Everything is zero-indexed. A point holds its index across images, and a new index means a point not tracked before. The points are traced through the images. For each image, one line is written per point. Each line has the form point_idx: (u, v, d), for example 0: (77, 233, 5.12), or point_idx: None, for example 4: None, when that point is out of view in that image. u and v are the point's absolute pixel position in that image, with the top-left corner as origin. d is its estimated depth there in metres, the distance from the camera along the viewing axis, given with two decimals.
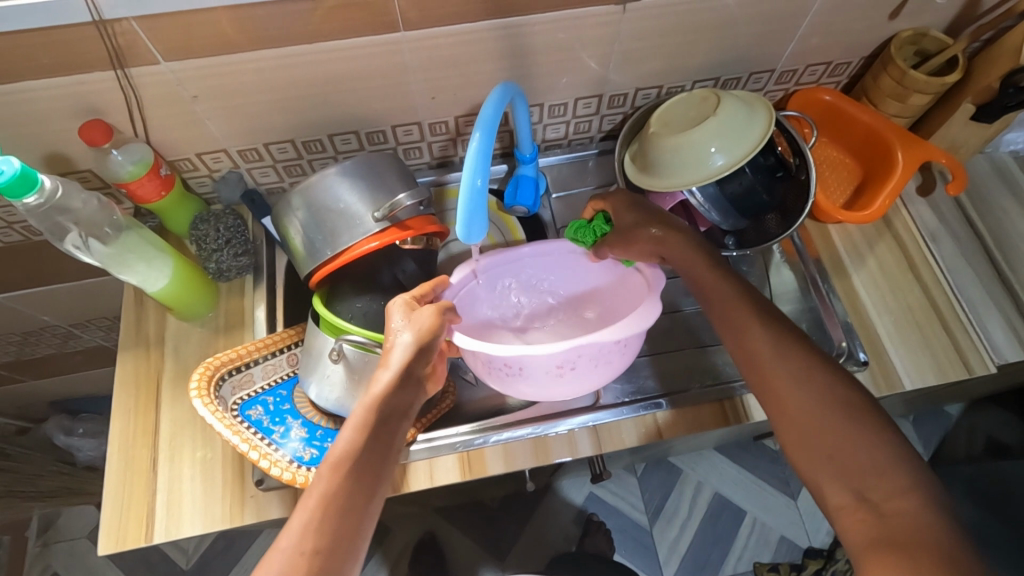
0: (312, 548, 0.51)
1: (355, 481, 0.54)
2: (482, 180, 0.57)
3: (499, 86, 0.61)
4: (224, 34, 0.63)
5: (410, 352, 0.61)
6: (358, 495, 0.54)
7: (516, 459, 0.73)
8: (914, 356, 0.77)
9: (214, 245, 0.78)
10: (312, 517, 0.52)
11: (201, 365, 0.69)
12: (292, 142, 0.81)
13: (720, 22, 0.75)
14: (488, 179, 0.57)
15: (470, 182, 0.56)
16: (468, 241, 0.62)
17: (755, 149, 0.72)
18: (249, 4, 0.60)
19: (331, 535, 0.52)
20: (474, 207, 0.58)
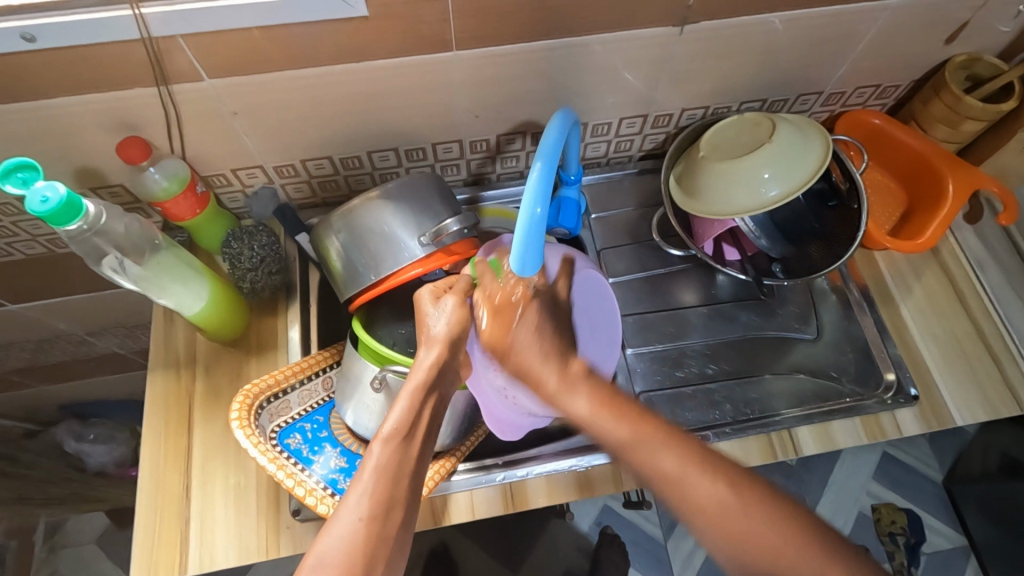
0: (370, 513, 0.50)
1: (398, 458, 0.54)
2: (542, 208, 0.53)
3: (560, 113, 0.58)
4: (265, 50, 0.61)
5: (447, 341, 0.61)
6: (408, 474, 0.54)
7: (560, 492, 0.71)
8: (964, 391, 0.76)
9: (248, 264, 0.75)
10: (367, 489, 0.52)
11: (241, 393, 0.67)
12: (329, 158, 0.78)
13: (775, 44, 0.73)
14: (548, 207, 0.53)
15: (531, 207, 0.52)
16: (519, 273, 0.57)
17: (812, 179, 0.70)
18: (301, 22, 0.58)
19: (386, 503, 0.51)
20: (533, 236, 0.54)
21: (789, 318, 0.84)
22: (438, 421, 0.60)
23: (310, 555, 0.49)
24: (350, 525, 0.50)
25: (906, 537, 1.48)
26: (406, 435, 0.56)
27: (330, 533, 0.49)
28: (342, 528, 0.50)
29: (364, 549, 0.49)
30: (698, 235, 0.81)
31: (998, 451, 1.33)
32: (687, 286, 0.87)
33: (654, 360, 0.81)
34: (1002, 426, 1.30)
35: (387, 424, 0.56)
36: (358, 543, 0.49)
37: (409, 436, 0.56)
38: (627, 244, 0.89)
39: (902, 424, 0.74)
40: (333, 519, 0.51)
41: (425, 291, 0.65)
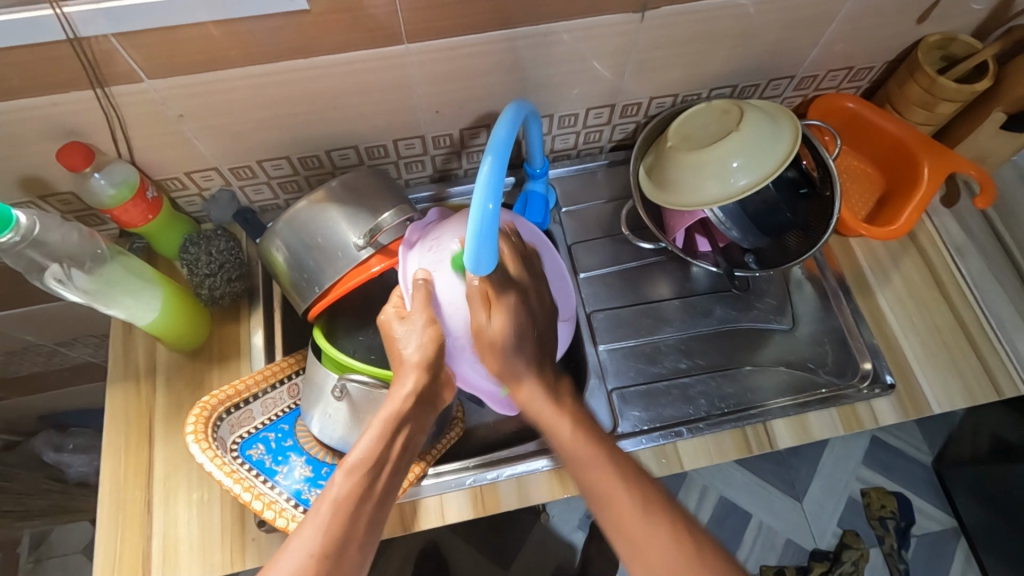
0: (322, 551, 0.50)
1: (360, 495, 0.54)
2: (494, 204, 0.51)
3: (512, 106, 0.56)
4: (208, 49, 0.58)
5: (422, 365, 0.59)
6: (368, 508, 0.54)
7: (532, 494, 0.70)
8: (942, 379, 0.74)
9: (205, 270, 0.73)
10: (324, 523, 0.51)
11: (198, 406, 0.64)
12: (287, 159, 0.76)
13: (742, 28, 0.71)
14: (500, 203, 0.51)
15: (484, 198, 0.50)
16: (476, 274, 0.55)
17: (781, 166, 0.69)
18: (239, 18, 0.55)
19: (341, 540, 0.51)
20: (486, 233, 0.52)
21: (763, 311, 0.83)
22: (410, 454, 0.59)
23: None
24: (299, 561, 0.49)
25: (895, 520, 1.48)
26: (373, 466, 0.56)
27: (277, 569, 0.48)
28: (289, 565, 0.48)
29: None
30: (669, 228, 0.79)
31: (986, 433, 1.33)
32: (661, 279, 0.85)
33: (629, 356, 0.80)
34: (988, 407, 1.29)
35: (354, 453, 0.56)
36: None
37: (377, 467, 0.56)
38: (599, 238, 0.87)
39: (880, 414, 0.73)
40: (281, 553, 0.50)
41: (389, 311, 0.63)
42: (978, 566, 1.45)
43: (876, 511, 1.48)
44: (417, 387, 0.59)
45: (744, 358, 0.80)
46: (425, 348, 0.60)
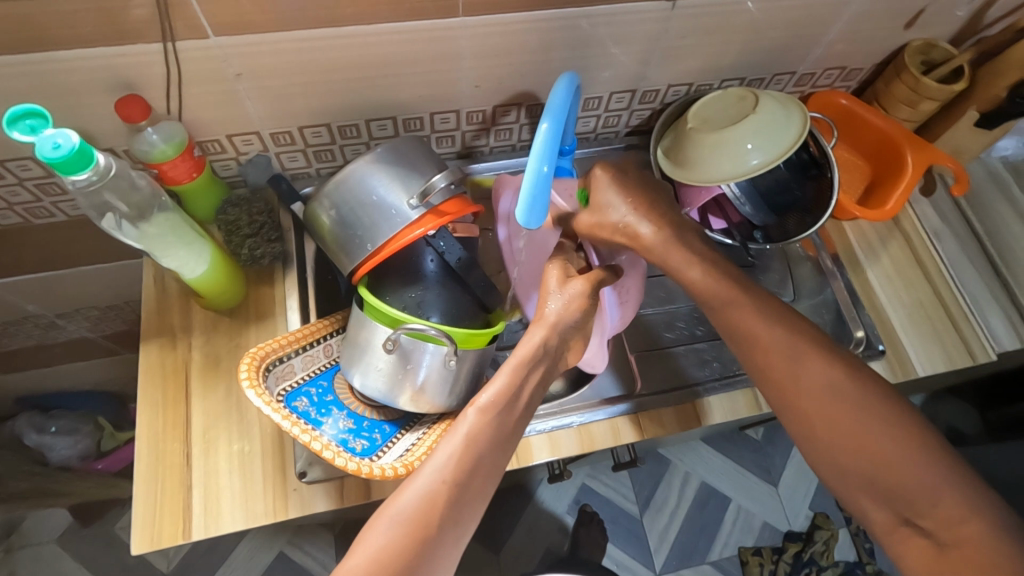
0: (454, 479, 0.52)
1: (487, 435, 0.55)
2: (548, 166, 0.55)
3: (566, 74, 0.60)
4: (240, 14, 0.60)
5: (554, 322, 0.63)
6: (495, 446, 0.55)
7: (563, 446, 0.74)
8: (925, 347, 0.83)
9: (247, 231, 0.76)
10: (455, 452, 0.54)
11: (248, 354, 0.65)
12: (327, 126, 0.78)
13: (761, 22, 0.78)
14: (554, 165, 0.55)
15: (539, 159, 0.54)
16: (524, 227, 0.59)
17: (790, 150, 0.75)
18: None
19: (470, 470, 0.53)
20: (535, 196, 0.56)
21: (771, 282, 0.90)
22: (536, 400, 0.61)
23: (387, 510, 0.51)
24: (431, 486, 0.51)
25: None
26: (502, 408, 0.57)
27: (408, 490, 0.51)
28: (422, 487, 0.51)
29: (435, 514, 0.51)
30: (684, 204, 0.84)
31: None
32: None
33: (645, 325, 0.85)
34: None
35: (484, 394, 0.58)
36: (433, 503, 0.51)
37: (505, 410, 0.57)
38: None
39: None
40: (414, 476, 0.53)
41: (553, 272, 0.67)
42: None
43: None
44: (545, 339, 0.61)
45: None
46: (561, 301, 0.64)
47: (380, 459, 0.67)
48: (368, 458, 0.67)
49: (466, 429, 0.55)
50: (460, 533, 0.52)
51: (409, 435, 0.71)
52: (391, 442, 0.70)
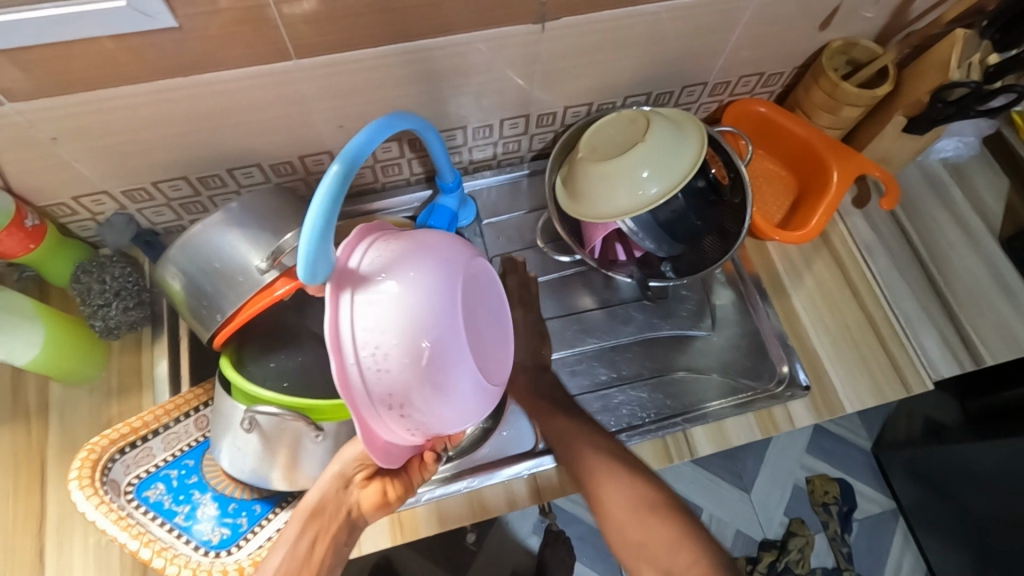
0: None
1: None
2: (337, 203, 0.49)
3: (385, 117, 0.55)
4: (119, 58, 0.55)
5: (330, 477, 0.63)
6: None
7: (451, 517, 0.69)
8: (852, 375, 0.77)
9: (99, 300, 0.70)
10: None
11: (85, 448, 0.61)
12: (185, 179, 0.72)
13: (649, 36, 0.71)
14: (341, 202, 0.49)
15: (328, 195, 0.48)
16: (310, 283, 0.50)
17: (688, 176, 0.69)
18: (140, 33, 0.52)
19: None
20: (326, 234, 0.48)
21: (686, 317, 0.83)
22: (329, 558, 0.60)
23: None
24: None
25: (838, 506, 1.49)
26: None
27: None
28: None
29: None
30: (586, 238, 0.77)
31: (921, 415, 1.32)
32: (585, 289, 0.84)
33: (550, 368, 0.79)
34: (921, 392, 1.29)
35: (267, 567, 0.59)
36: None
37: None
38: (520, 251, 0.86)
39: (795, 416, 0.75)
40: None
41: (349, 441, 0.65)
42: (916, 545, 1.48)
43: (819, 497, 1.49)
44: (322, 492, 0.62)
45: (672, 365, 0.80)
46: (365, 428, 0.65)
47: (234, 554, 0.62)
48: (222, 551, 0.62)
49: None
50: None
51: (281, 514, 0.66)
52: (257, 528, 0.64)
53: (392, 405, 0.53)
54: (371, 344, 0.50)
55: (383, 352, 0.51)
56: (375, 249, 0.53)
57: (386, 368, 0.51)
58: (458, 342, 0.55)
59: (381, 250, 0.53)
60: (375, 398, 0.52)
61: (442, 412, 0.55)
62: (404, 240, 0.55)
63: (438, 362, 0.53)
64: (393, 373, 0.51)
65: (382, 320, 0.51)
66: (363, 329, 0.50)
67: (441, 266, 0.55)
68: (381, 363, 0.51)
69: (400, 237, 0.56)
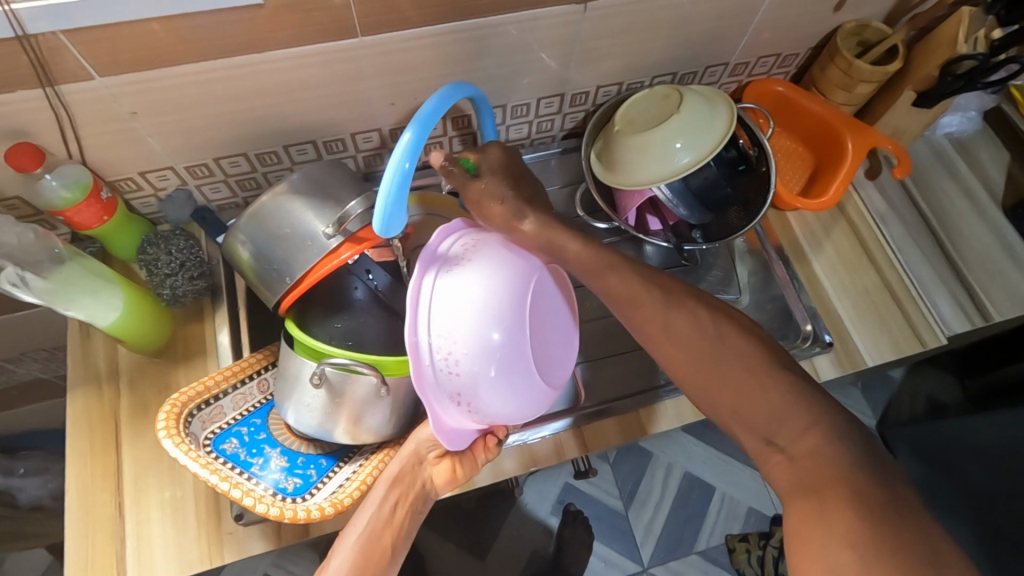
0: None
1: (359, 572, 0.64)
2: (410, 163, 0.55)
3: (452, 86, 0.60)
4: (158, 46, 0.59)
5: (410, 454, 0.68)
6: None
7: (505, 468, 0.73)
8: (874, 336, 0.82)
9: (166, 270, 0.73)
10: None
11: (168, 402, 0.64)
12: (244, 156, 0.76)
13: (680, 17, 0.76)
14: (416, 162, 0.55)
15: (402, 160, 0.54)
16: (383, 232, 0.58)
17: (718, 147, 0.74)
18: (189, 15, 0.56)
19: None
20: (400, 193, 0.55)
21: (713, 282, 0.88)
22: (408, 523, 0.68)
23: None
24: None
25: None
26: (370, 540, 0.65)
27: None
28: None
29: None
30: (621, 208, 0.82)
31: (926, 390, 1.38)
32: None
33: (588, 332, 0.83)
34: (925, 369, 1.35)
35: (353, 530, 0.66)
36: None
37: (369, 545, 0.65)
38: None
39: (820, 370, 0.80)
40: None
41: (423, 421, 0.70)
42: None
43: None
44: (403, 464, 0.68)
45: None
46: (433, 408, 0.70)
47: (310, 499, 0.66)
48: (298, 498, 0.66)
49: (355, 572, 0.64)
50: None
51: (346, 467, 0.70)
52: (326, 478, 0.68)
53: (464, 398, 0.61)
54: (444, 349, 0.58)
55: (455, 355, 0.58)
56: (449, 258, 0.61)
57: (459, 368, 0.59)
58: (522, 342, 0.62)
59: (455, 259, 0.61)
60: (446, 392, 0.60)
61: (500, 402, 0.62)
62: (483, 247, 0.62)
63: (505, 360, 0.60)
64: (467, 373, 0.59)
65: (460, 326, 0.58)
66: (435, 332, 0.58)
67: (510, 275, 0.62)
68: (453, 365, 0.59)
69: (470, 243, 0.62)
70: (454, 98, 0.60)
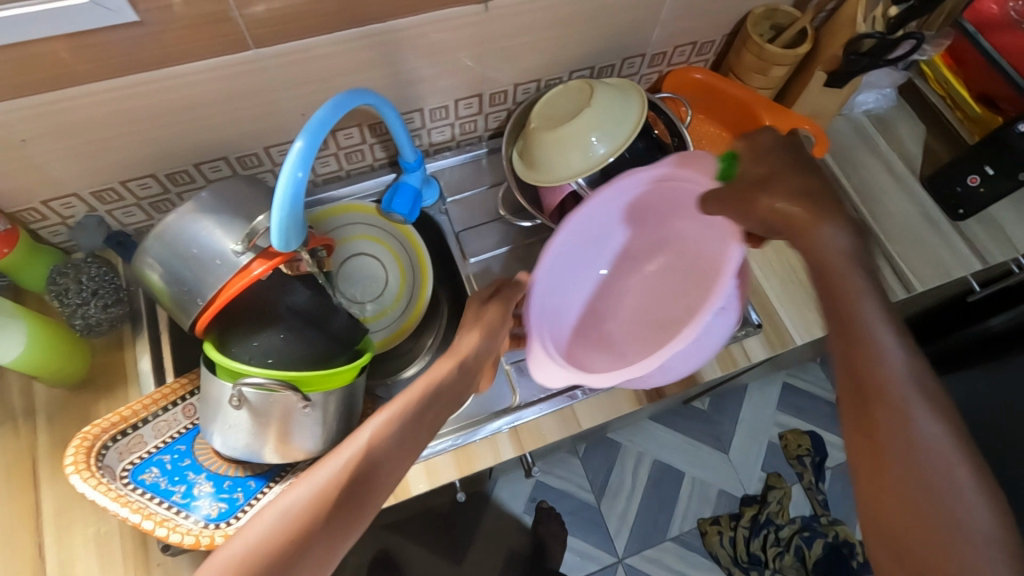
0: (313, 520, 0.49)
1: (360, 476, 0.52)
2: (303, 172, 0.54)
3: (344, 92, 0.59)
4: (68, 65, 0.57)
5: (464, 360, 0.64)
6: (362, 487, 0.52)
7: (442, 473, 0.72)
8: (801, 313, 0.83)
9: (77, 299, 0.71)
10: (315, 490, 0.51)
11: (78, 436, 0.62)
12: (154, 177, 0.74)
13: (588, 11, 0.76)
14: (310, 170, 0.54)
15: (296, 169, 0.54)
16: (284, 245, 0.58)
17: (634, 136, 0.75)
18: (98, 29, 0.54)
19: (331, 511, 0.50)
20: (295, 204, 0.55)
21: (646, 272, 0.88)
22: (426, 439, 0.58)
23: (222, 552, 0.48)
24: (272, 521, 0.49)
25: (811, 457, 1.56)
26: (388, 444, 0.55)
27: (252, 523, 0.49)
28: (266, 520, 0.49)
29: (275, 549, 0.47)
30: (545, 205, 0.84)
31: None
32: None
33: None
34: None
35: (365, 430, 0.56)
36: (272, 535, 0.48)
37: (388, 451, 0.54)
38: (484, 224, 0.90)
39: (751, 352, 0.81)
40: (264, 510, 0.50)
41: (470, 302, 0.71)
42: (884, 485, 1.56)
43: (793, 450, 1.57)
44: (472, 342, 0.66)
45: None
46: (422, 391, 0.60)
47: (235, 523, 0.64)
48: (222, 523, 0.64)
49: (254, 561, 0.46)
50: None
51: (276, 487, 0.68)
52: (254, 500, 0.67)
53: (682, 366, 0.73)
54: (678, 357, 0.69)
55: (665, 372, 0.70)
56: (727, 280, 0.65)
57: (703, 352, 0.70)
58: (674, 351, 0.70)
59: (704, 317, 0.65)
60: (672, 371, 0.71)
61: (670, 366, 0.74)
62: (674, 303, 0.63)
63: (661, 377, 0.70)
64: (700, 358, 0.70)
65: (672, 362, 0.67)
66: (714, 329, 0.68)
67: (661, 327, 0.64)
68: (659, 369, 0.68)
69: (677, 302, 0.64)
70: (351, 104, 0.59)
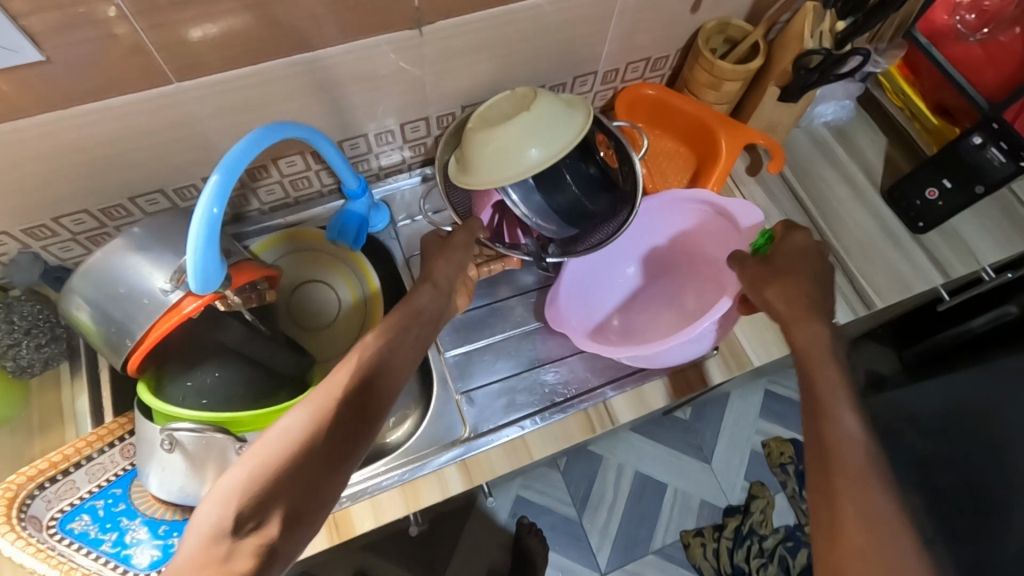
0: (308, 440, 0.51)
1: (345, 400, 0.55)
2: (220, 207, 0.52)
3: (266, 126, 0.57)
4: (4, 99, 0.56)
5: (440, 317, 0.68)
6: (348, 407, 0.54)
7: (388, 511, 0.71)
8: (758, 332, 0.82)
9: (8, 341, 0.69)
10: (305, 416, 0.52)
11: (1, 486, 0.61)
12: (86, 212, 0.72)
13: (530, 32, 0.74)
14: (227, 206, 0.52)
15: (212, 204, 0.52)
16: (205, 283, 0.56)
17: (572, 146, 0.72)
18: (23, 66, 0.54)
19: (324, 428, 0.52)
20: (211, 238, 0.53)
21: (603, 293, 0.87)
22: (405, 366, 0.61)
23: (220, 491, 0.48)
24: (266, 449, 0.50)
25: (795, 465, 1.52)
26: (365, 370, 0.58)
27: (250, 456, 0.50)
28: (259, 450, 0.50)
29: (279, 470, 0.49)
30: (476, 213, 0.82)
31: None
32: (506, 280, 0.87)
33: (476, 357, 0.82)
34: None
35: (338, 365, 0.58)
36: (273, 459, 0.49)
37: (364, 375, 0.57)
38: None
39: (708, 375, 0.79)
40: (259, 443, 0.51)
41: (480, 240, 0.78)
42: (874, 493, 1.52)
43: (776, 458, 1.51)
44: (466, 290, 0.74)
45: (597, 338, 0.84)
46: (365, 356, 0.59)
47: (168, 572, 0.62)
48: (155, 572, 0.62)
49: (200, 530, 0.45)
50: (321, 497, 0.50)
51: None
52: None
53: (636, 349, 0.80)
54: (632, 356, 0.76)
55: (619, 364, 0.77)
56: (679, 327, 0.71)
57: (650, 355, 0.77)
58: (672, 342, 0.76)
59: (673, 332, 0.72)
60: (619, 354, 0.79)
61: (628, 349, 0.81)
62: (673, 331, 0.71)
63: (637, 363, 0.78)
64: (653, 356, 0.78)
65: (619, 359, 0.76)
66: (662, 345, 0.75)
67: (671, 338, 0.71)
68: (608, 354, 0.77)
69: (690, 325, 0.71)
70: (271, 138, 0.58)
